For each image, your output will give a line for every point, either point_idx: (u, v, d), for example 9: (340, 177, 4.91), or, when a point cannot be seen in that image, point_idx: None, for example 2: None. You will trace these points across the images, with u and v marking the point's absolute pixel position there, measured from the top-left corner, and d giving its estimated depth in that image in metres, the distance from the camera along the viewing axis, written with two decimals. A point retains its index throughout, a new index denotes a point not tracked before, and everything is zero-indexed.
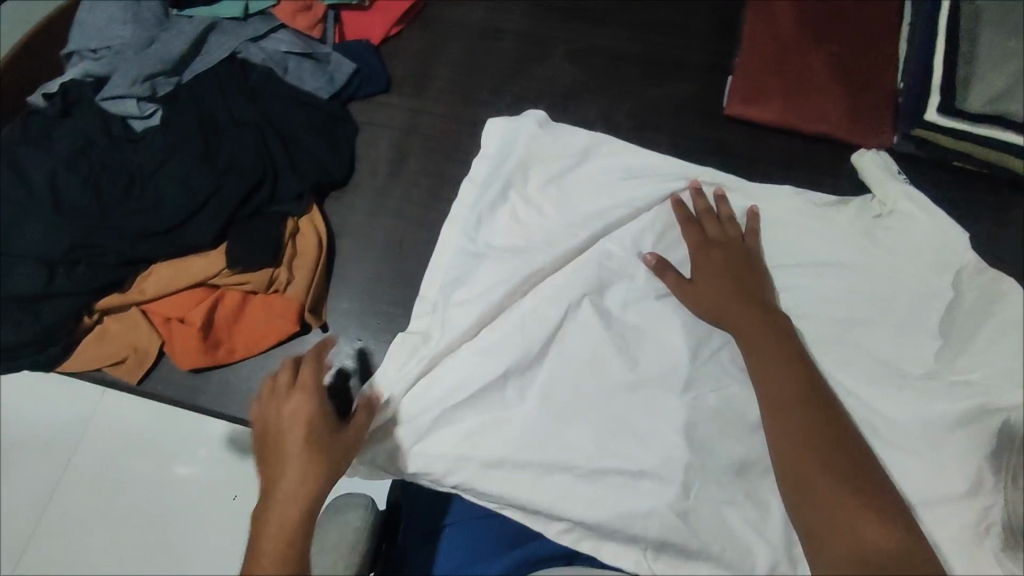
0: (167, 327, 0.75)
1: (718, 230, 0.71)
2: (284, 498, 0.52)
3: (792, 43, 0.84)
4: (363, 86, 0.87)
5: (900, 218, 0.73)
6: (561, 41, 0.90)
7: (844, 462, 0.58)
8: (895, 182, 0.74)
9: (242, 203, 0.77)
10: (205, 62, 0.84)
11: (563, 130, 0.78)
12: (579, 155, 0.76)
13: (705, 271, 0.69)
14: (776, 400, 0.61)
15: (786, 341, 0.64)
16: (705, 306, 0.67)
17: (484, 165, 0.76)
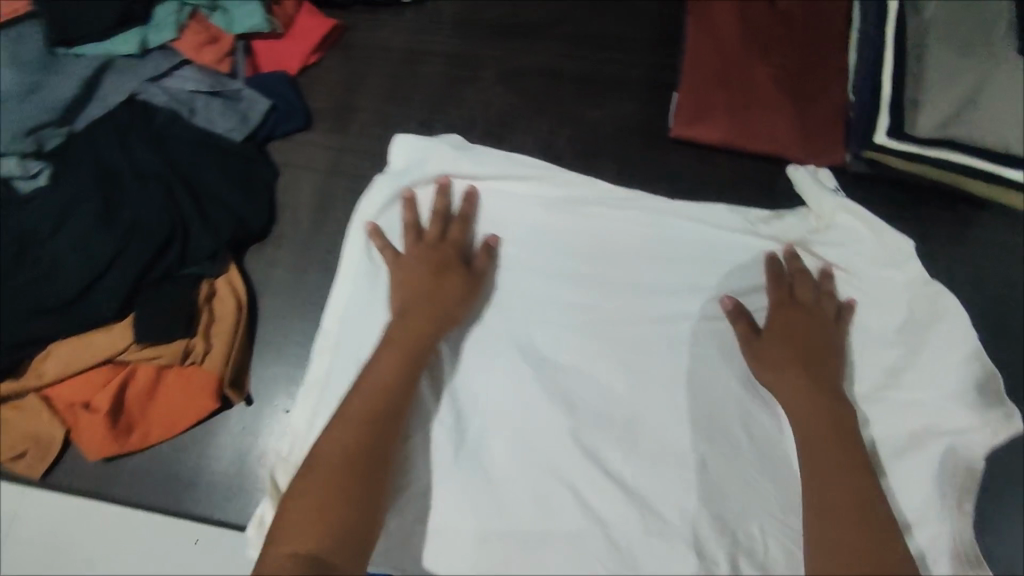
0: (71, 413, 0.68)
1: (806, 289, 0.66)
2: (368, 391, 0.60)
3: (736, 56, 0.79)
4: (281, 123, 0.79)
5: (837, 235, 0.70)
6: (494, 62, 0.84)
7: (876, 568, 0.53)
8: (831, 197, 0.70)
9: (148, 268, 0.69)
10: (100, 107, 0.75)
11: (478, 150, 0.73)
12: (495, 180, 0.72)
13: (787, 329, 0.64)
14: (822, 468, 0.58)
15: (844, 413, 0.61)
16: (768, 371, 0.63)
17: (386, 186, 0.71)
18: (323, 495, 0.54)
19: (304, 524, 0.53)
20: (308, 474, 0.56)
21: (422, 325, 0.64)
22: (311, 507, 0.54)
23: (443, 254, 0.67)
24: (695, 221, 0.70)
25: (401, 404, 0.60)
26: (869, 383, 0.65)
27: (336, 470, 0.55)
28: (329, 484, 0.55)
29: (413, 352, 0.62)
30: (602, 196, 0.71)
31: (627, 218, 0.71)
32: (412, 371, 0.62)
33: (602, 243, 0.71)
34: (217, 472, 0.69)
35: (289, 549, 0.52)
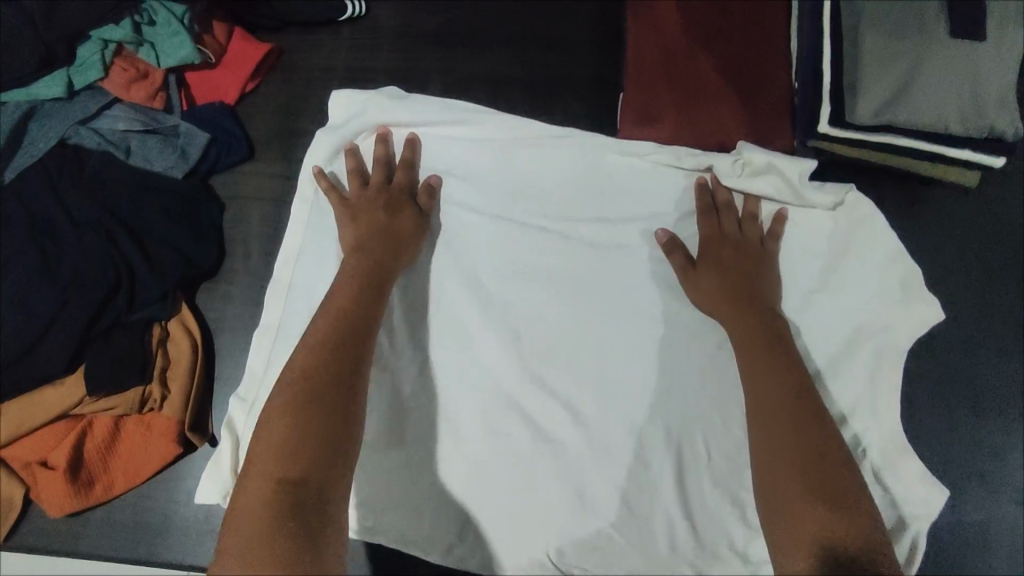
0: (28, 472, 0.66)
1: (731, 224, 0.68)
2: (327, 322, 0.59)
3: (678, 51, 0.79)
4: (223, 155, 0.78)
5: (755, 187, 0.70)
6: (437, 74, 0.83)
7: (818, 454, 0.54)
8: (763, 150, 0.69)
9: (95, 317, 0.68)
10: (28, 155, 0.73)
11: (417, 100, 0.74)
12: (428, 128, 0.73)
13: (715, 248, 0.67)
14: (754, 371, 0.60)
15: (764, 315, 0.63)
16: (703, 297, 0.65)
17: (325, 141, 0.73)
18: (294, 420, 0.52)
19: (276, 453, 0.50)
20: (274, 405, 0.53)
21: (377, 257, 0.64)
22: (281, 432, 0.51)
23: (393, 200, 0.68)
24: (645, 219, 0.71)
25: (364, 330, 0.59)
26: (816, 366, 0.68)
27: (305, 394, 0.53)
28: (298, 406, 0.52)
29: (369, 282, 0.62)
30: (548, 197, 0.72)
31: (570, 177, 0.72)
32: (371, 300, 0.61)
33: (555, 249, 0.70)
34: (185, 519, 0.68)
35: (266, 481, 0.49)
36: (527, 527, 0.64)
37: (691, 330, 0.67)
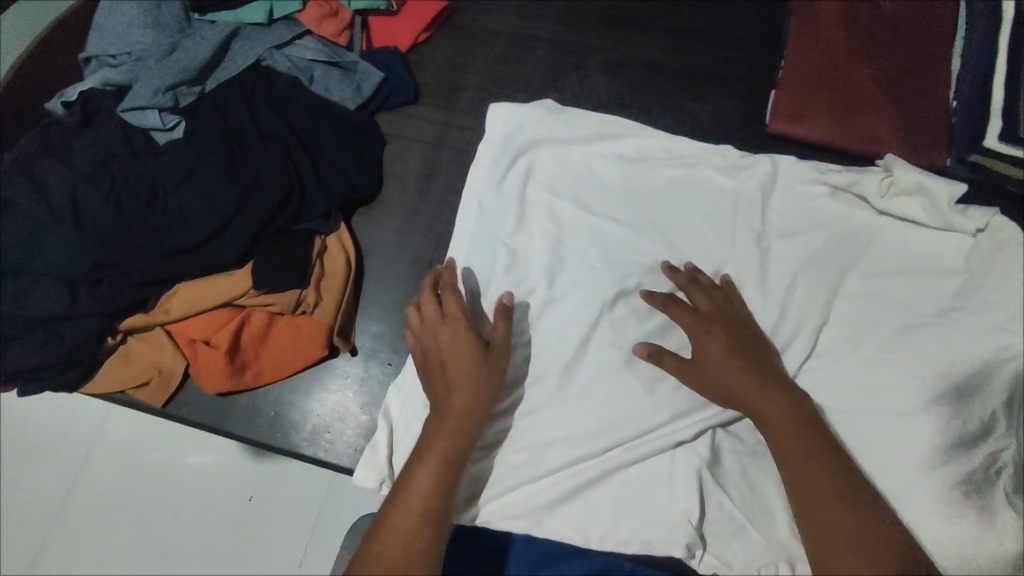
0: (192, 348, 0.74)
1: (705, 302, 0.69)
2: (440, 442, 0.61)
3: (837, 57, 0.80)
4: (392, 95, 0.84)
5: (899, 205, 0.73)
6: (598, 51, 0.87)
7: (873, 541, 0.55)
8: (916, 170, 0.72)
9: (269, 220, 0.74)
10: (228, 70, 0.80)
11: (572, 112, 0.80)
12: (584, 142, 0.79)
13: (706, 318, 0.68)
14: (788, 455, 0.60)
15: (790, 386, 0.64)
16: (714, 387, 0.65)
17: (490, 149, 0.79)
18: (407, 546, 0.55)
19: (389, 553, 0.54)
20: (389, 516, 0.57)
21: (484, 374, 0.64)
22: (399, 545, 0.55)
23: (458, 338, 0.65)
24: (786, 220, 0.75)
25: (471, 444, 0.62)
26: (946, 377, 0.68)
27: (412, 510, 0.57)
28: (407, 515, 0.57)
29: (483, 401, 0.63)
30: (691, 185, 0.77)
31: (713, 165, 0.77)
32: (479, 417, 0.63)
33: (695, 230, 0.75)
34: (321, 415, 0.73)
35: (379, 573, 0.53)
36: (651, 481, 0.67)
37: (811, 326, 0.71)
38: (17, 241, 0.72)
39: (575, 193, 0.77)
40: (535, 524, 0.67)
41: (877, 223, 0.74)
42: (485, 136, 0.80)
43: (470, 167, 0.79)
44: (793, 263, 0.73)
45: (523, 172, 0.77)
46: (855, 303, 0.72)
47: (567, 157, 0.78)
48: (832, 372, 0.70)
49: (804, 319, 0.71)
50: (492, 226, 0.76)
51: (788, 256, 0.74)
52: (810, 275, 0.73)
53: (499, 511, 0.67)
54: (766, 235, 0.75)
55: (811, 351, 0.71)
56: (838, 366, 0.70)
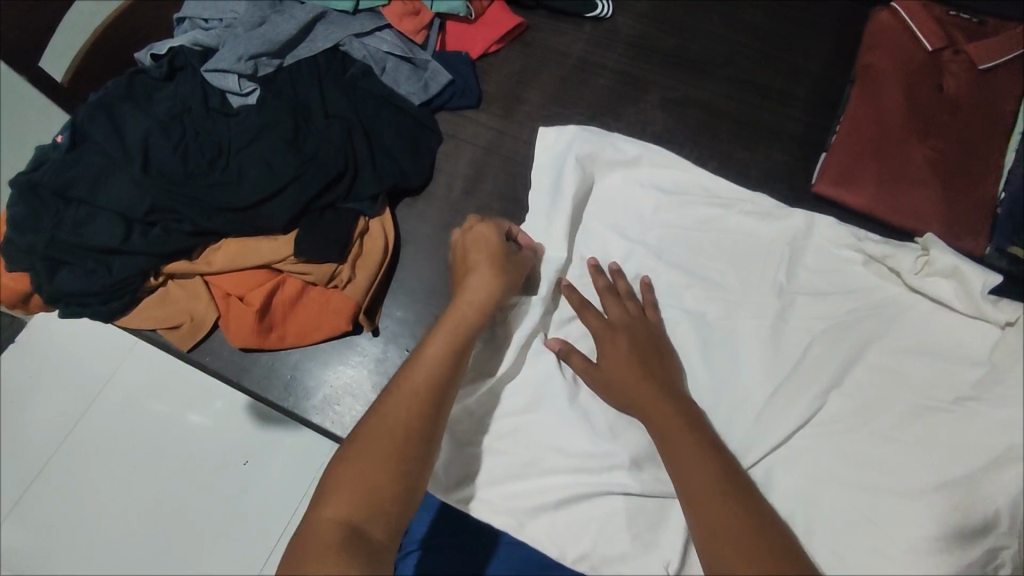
0: (225, 302, 0.77)
1: (615, 309, 0.72)
2: (409, 389, 0.58)
3: (892, 131, 0.82)
4: (455, 98, 0.88)
5: (930, 285, 0.73)
6: (658, 87, 0.90)
7: (759, 540, 0.56)
8: (952, 255, 0.71)
9: (320, 194, 0.77)
10: (309, 49, 0.85)
11: (618, 140, 0.83)
12: (624, 167, 0.83)
13: (611, 331, 0.71)
14: (676, 459, 0.62)
15: (692, 412, 0.65)
16: (614, 394, 0.68)
17: (548, 155, 0.82)
18: (367, 492, 0.52)
19: (348, 494, 0.52)
20: (348, 458, 0.55)
21: (457, 330, 0.63)
22: (358, 487, 0.52)
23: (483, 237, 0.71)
24: (811, 277, 0.77)
25: (443, 389, 0.59)
26: (955, 456, 0.67)
27: (377, 455, 0.54)
28: (369, 458, 0.54)
29: (455, 355, 0.62)
30: (721, 231, 0.80)
31: (747, 216, 0.80)
32: (449, 370, 0.61)
33: (716, 271, 0.78)
34: (333, 385, 0.75)
35: (336, 515, 0.51)
36: (639, 516, 0.67)
37: (818, 388, 0.72)
38: (87, 174, 0.77)
39: (612, 224, 0.81)
40: (518, 526, 0.68)
41: (910, 294, 0.74)
42: (539, 150, 0.83)
43: (532, 174, 0.82)
44: (812, 324, 0.75)
45: (578, 176, 0.80)
46: (870, 374, 0.72)
47: (608, 186, 0.83)
48: (838, 439, 0.70)
49: (816, 380, 0.72)
50: (536, 228, 0.79)
51: (809, 315, 0.75)
52: (828, 341, 0.74)
53: (489, 502, 0.69)
54: (791, 289, 0.77)
55: (816, 413, 0.72)
56: (843, 432, 0.71)
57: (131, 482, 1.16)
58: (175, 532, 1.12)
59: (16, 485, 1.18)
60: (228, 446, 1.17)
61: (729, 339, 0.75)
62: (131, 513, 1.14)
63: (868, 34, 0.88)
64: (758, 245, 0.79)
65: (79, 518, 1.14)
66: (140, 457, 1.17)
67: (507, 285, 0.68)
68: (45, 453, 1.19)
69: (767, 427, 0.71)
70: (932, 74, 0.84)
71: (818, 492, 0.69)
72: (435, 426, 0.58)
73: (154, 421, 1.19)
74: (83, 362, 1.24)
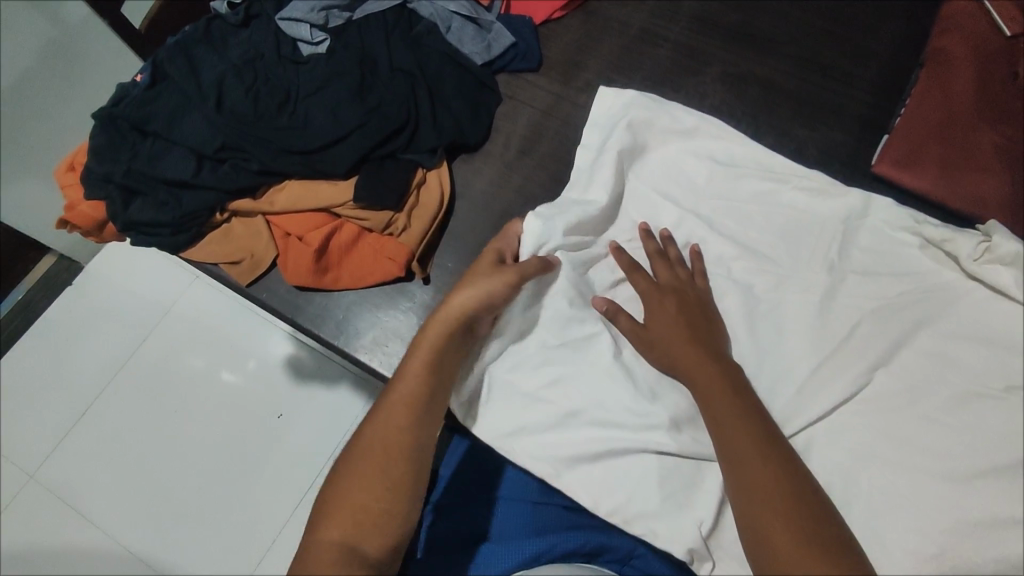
0: (284, 241, 0.80)
1: (665, 273, 0.73)
2: (395, 411, 0.58)
3: (961, 115, 0.80)
4: (516, 61, 0.89)
5: (991, 272, 0.71)
6: (720, 61, 0.89)
7: (797, 501, 0.57)
8: (1013, 241, 0.70)
9: (381, 143, 0.80)
10: (377, 3, 0.87)
11: (675, 109, 0.83)
12: (682, 136, 0.82)
13: (660, 292, 0.71)
14: (717, 420, 0.62)
15: (735, 376, 0.66)
16: (657, 354, 0.69)
17: (601, 121, 0.83)
18: (358, 514, 0.54)
19: (339, 515, 0.54)
20: (338, 482, 0.56)
21: (433, 344, 0.62)
22: (343, 506, 0.54)
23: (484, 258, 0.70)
24: (867, 257, 0.76)
25: (423, 406, 0.59)
26: (1000, 445, 0.66)
27: (360, 477, 0.55)
28: (355, 481, 0.55)
29: (439, 372, 0.61)
30: (774, 204, 0.79)
31: (805, 191, 0.78)
32: (436, 387, 0.60)
33: (768, 244, 0.78)
34: (384, 327, 0.78)
35: (330, 539, 0.53)
36: (670, 475, 0.68)
37: (863, 369, 0.71)
38: (164, 111, 0.80)
39: (665, 191, 0.81)
40: (553, 474, 0.69)
41: (971, 281, 0.72)
42: (590, 121, 0.84)
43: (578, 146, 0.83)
44: (863, 303, 0.74)
45: (630, 141, 0.81)
46: (919, 357, 0.71)
47: (663, 153, 0.82)
48: (880, 418, 0.70)
49: (860, 358, 0.72)
50: (590, 190, 0.79)
51: (859, 295, 0.74)
52: (877, 321, 0.73)
53: (528, 449, 0.71)
54: (843, 266, 0.76)
55: (859, 391, 0.71)
56: (886, 412, 0.70)
57: (174, 420, 1.21)
58: (212, 471, 1.17)
59: (65, 418, 1.22)
60: (267, 395, 1.21)
61: (775, 313, 0.75)
62: (173, 450, 1.19)
63: (942, 17, 0.86)
64: (812, 221, 0.78)
65: (122, 451, 1.19)
66: (184, 397, 1.22)
67: (495, 304, 0.65)
68: (94, 388, 1.24)
69: (808, 401, 0.71)
70: (1006, 60, 0.82)
71: (856, 470, 0.68)
72: (416, 445, 0.57)
73: (199, 364, 1.24)
74: (134, 303, 1.29)
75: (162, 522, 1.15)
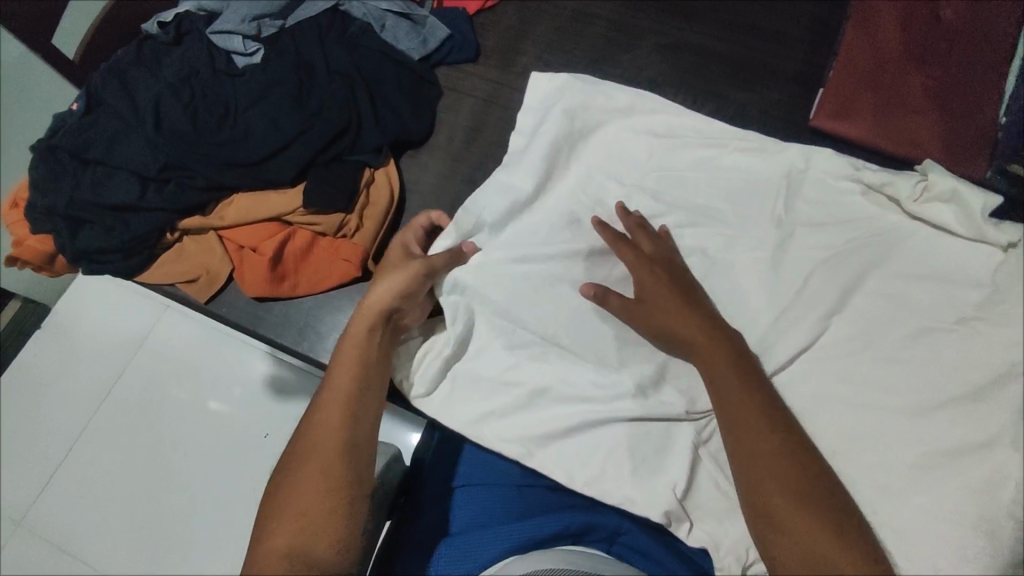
0: (238, 255, 0.80)
1: (649, 244, 0.74)
2: (327, 412, 0.60)
3: (889, 62, 0.82)
4: (453, 52, 0.90)
5: (931, 210, 0.73)
6: (653, 33, 0.90)
7: (800, 473, 0.58)
8: (950, 178, 0.71)
9: (325, 147, 0.80)
10: (309, 9, 0.87)
11: (608, 85, 0.84)
12: (616, 112, 0.84)
13: (651, 266, 0.71)
14: (723, 391, 0.62)
15: (738, 346, 0.66)
16: (657, 327, 0.68)
17: (536, 106, 0.83)
18: (303, 514, 0.54)
19: (285, 524, 0.54)
20: (280, 491, 0.56)
21: (356, 345, 0.64)
22: (288, 515, 0.54)
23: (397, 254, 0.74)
24: (812, 213, 0.77)
25: (356, 403, 0.60)
26: (957, 375, 0.68)
27: (302, 483, 0.56)
28: (297, 488, 0.55)
29: (366, 366, 0.63)
30: (719, 168, 0.80)
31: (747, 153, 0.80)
32: (364, 382, 0.62)
33: (717, 207, 0.79)
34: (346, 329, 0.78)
35: (279, 547, 0.52)
36: (637, 442, 0.69)
37: (819, 317, 0.73)
38: (102, 136, 0.80)
39: (615, 171, 0.82)
40: (525, 454, 0.70)
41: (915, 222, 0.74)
42: (526, 103, 0.85)
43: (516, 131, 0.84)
44: (813, 254, 0.76)
45: (570, 125, 0.82)
46: (873, 301, 0.73)
47: (606, 132, 0.83)
48: (838, 362, 0.71)
49: (814, 307, 0.73)
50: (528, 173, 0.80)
51: (808, 246, 0.76)
52: (829, 270, 0.74)
53: (496, 434, 0.71)
54: (790, 220, 0.77)
55: (816, 339, 0.73)
56: (845, 356, 0.71)
57: (156, 451, 1.19)
58: (200, 499, 1.15)
59: (45, 461, 1.20)
60: (247, 415, 1.20)
61: (730, 272, 0.76)
62: (157, 482, 1.17)
63: None
64: (756, 179, 0.79)
65: (108, 491, 1.17)
66: (162, 428, 1.20)
67: (407, 293, 0.69)
68: (71, 428, 1.22)
69: (768, 354, 0.73)
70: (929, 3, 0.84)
71: (821, 415, 0.70)
72: (354, 441, 0.58)
73: (173, 393, 1.21)
74: (101, 337, 1.26)
75: (155, 555, 1.13)
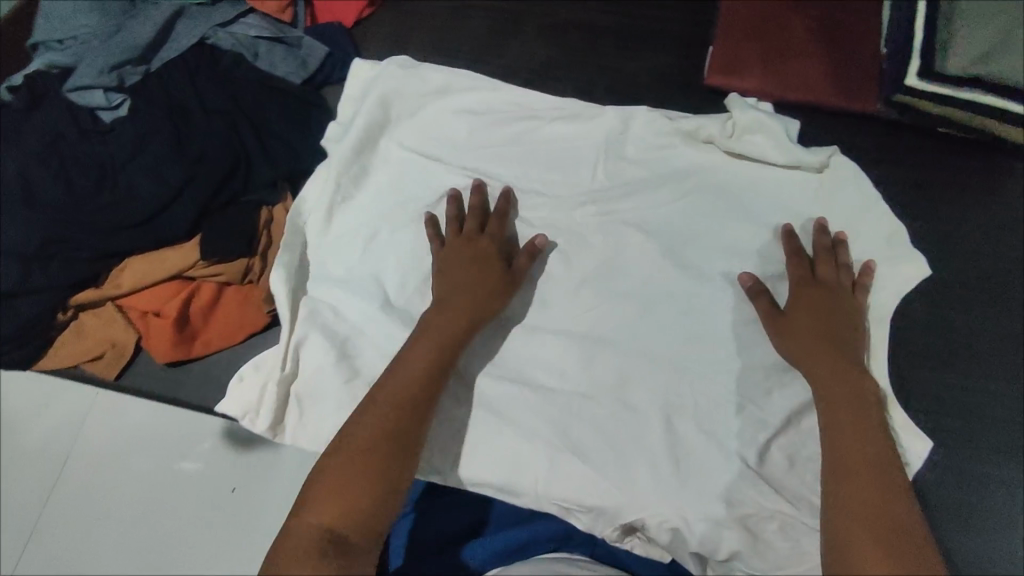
0: (142, 321, 0.76)
1: (826, 267, 0.66)
2: (398, 399, 0.58)
3: (769, 10, 0.82)
4: (337, 69, 0.86)
5: (744, 143, 0.71)
6: (536, 16, 0.88)
7: (898, 516, 0.52)
8: (749, 110, 0.71)
9: (217, 193, 0.76)
10: (174, 49, 0.79)
11: (425, 68, 0.77)
12: (440, 94, 0.77)
13: (815, 286, 0.65)
14: (847, 417, 0.58)
15: (872, 382, 0.61)
16: (791, 346, 0.63)
17: (349, 106, 0.77)
18: (355, 495, 0.52)
19: (331, 498, 0.52)
20: (332, 460, 0.54)
21: (446, 338, 0.62)
22: (340, 497, 0.52)
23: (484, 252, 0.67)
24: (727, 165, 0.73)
25: (427, 401, 0.59)
26: (877, 311, 0.69)
27: (361, 462, 0.54)
28: (352, 467, 0.54)
29: (444, 357, 0.61)
30: None
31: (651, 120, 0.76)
32: (435, 378, 0.60)
33: None
34: None
35: (318, 523, 0.51)
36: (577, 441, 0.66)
37: None
38: None
39: (449, 155, 0.75)
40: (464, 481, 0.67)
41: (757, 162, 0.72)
42: (345, 97, 0.78)
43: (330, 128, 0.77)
44: None
45: (381, 116, 0.75)
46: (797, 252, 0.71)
47: (429, 113, 0.76)
48: None
49: None
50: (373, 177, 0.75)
51: None
52: None
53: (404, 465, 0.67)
54: None
55: None
56: None
57: None
58: None
59: None
60: None
61: None
62: None
63: None
64: None
65: None
66: None
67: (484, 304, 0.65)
68: None
69: None
70: None
71: None
72: (413, 445, 0.57)
73: None
74: None
75: None
